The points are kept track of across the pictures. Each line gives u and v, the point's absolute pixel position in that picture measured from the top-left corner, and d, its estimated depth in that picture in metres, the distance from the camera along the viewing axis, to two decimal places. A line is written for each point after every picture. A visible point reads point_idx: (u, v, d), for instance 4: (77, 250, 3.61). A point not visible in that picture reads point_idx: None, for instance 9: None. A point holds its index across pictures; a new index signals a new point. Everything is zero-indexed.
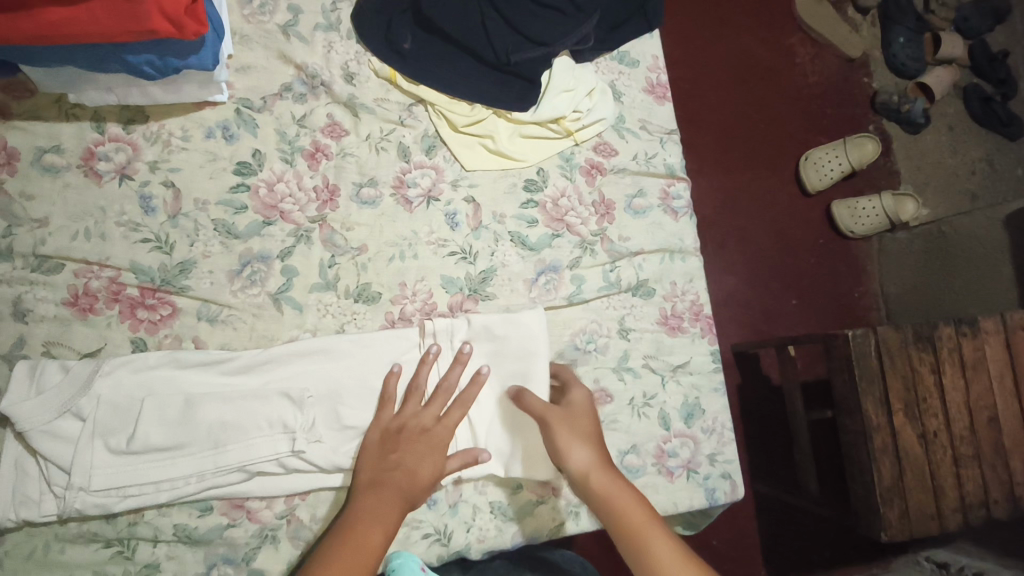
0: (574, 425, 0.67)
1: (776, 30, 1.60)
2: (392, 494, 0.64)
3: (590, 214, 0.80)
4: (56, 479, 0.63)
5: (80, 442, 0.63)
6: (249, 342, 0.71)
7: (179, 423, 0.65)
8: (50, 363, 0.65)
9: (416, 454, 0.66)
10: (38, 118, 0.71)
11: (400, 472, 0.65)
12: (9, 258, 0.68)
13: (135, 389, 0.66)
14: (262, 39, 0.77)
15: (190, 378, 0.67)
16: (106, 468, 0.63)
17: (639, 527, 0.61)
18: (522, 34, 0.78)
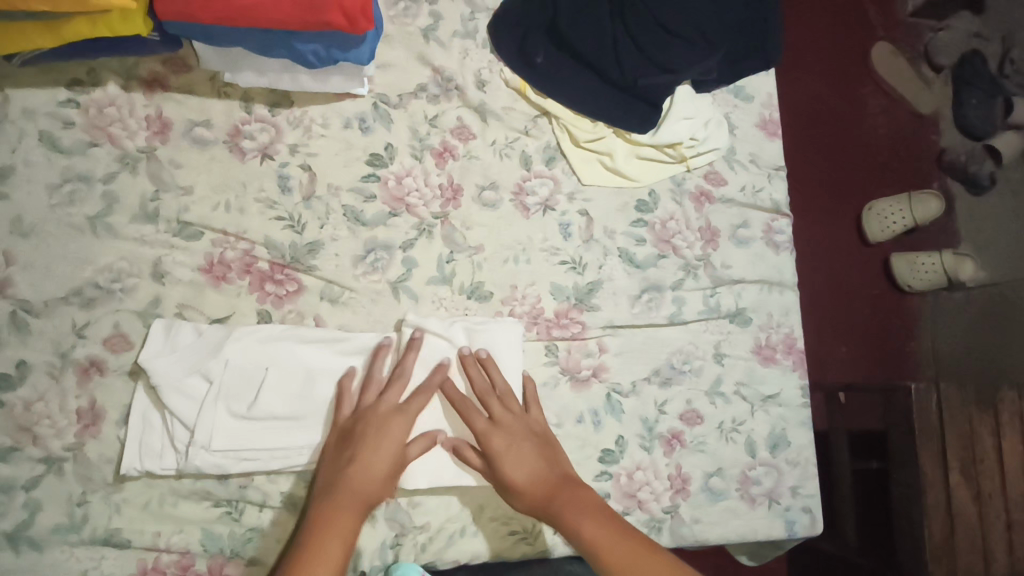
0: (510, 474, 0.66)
1: (850, 80, 1.62)
2: (346, 499, 0.62)
3: (696, 239, 0.82)
4: (180, 435, 0.66)
5: (206, 403, 0.65)
6: (365, 326, 0.74)
7: (299, 395, 0.68)
8: (187, 324, 0.69)
9: (365, 459, 0.64)
10: (192, 93, 0.75)
11: (351, 476, 0.63)
12: (153, 220, 0.72)
13: (257, 357, 0.68)
14: (404, 40, 0.80)
15: (310, 354, 0.70)
16: (227, 430, 0.65)
17: (596, 541, 0.60)
18: (650, 60, 0.80)
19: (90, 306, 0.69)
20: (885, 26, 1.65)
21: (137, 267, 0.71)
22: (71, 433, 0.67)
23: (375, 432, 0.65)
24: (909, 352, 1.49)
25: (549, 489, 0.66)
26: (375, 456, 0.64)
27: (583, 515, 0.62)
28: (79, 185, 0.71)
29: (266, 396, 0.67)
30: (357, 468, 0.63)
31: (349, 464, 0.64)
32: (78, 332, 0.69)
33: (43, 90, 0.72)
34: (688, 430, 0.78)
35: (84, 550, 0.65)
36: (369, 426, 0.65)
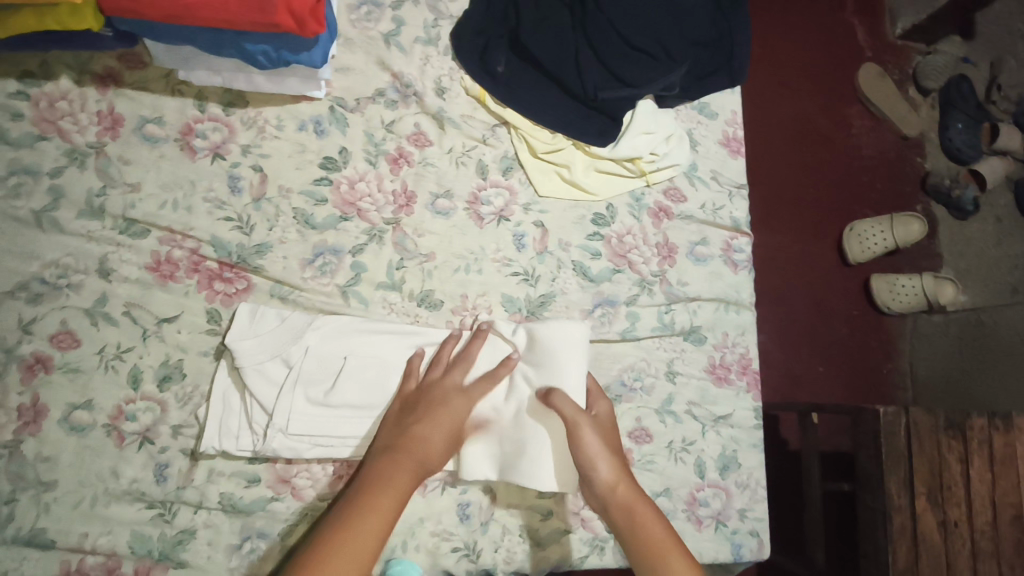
0: (604, 437, 0.69)
1: (835, 100, 1.62)
2: (408, 463, 0.63)
3: (652, 254, 0.82)
4: (257, 417, 0.68)
5: (284, 387, 0.68)
6: None
7: (373, 385, 0.70)
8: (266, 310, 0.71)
9: (435, 434, 0.66)
10: (145, 90, 0.74)
11: (416, 443, 0.65)
12: (100, 217, 0.71)
13: (336, 344, 0.71)
14: (365, 45, 0.80)
15: (385, 344, 0.72)
16: (303, 415, 0.67)
17: (663, 543, 0.62)
18: (612, 73, 0.80)
19: (36, 301, 0.69)
20: (872, 48, 1.65)
21: (83, 263, 0.70)
22: (9, 429, 0.66)
23: (441, 405, 0.67)
24: (886, 373, 1.48)
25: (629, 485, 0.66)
26: (431, 429, 0.66)
27: (653, 514, 0.64)
28: (26, 178, 0.70)
29: (344, 383, 0.70)
30: (424, 441, 0.65)
31: (417, 430, 0.65)
32: (23, 327, 0.68)
33: None
34: (636, 449, 0.77)
35: (6, 549, 0.64)
36: (437, 399, 0.68)
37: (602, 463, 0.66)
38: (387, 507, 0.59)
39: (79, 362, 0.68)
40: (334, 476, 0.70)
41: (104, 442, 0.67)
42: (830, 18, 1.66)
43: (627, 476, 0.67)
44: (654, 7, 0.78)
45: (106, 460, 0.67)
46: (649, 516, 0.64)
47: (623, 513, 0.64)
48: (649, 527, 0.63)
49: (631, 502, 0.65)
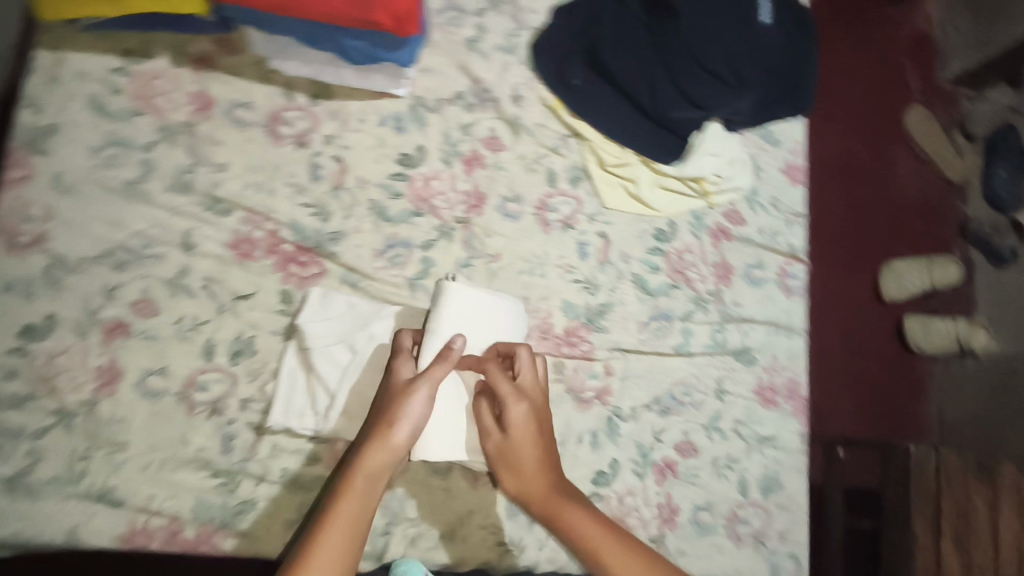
0: (513, 439, 0.67)
1: (880, 138, 1.63)
2: (353, 472, 0.60)
3: (709, 273, 0.83)
4: (321, 399, 0.71)
5: (348, 372, 0.71)
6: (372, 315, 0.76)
7: None
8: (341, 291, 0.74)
9: (376, 433, 0.62)
10: (238, 75, 0.77)
11: (360, 450, 0.61)
12: (187, 192, 0.74)
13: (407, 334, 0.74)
14: (448, 48, 0.82)
15: None
16: (364, 400, 0.71)
17: (587, 539, 0.63)
18: (684, 95, 0.81)
19: (120, 268, 0.71)
20: (921, 90, 1.67)
21: (168, 235, 0.73)
22: (87, 389, 0.69)
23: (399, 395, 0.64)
24: (913, 414, 1.48)
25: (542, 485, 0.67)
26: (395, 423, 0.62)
27: (576, 513, 0.65)
28: (120, 150, 0.73)
29: None
30: (364, 445, 0.62)
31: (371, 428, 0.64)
32: (107, 292, 0.71)
33: (98, 56, 0.74)
34: (681, 461, 0.78)
35: (77, 503, 0.66)
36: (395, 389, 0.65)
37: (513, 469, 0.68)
38: (340, 527, 0.56)
39: (157, 330, 0.71)
40: None
41: (174, 409, 0.70)
42: (882, 58, 1.68)
43: (551, 478, 0.67)
44: (732, 32, 0.79)
45: (175, 427, 0.70)
46: (574, 520, 0.64)
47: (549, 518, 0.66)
48: (579, 535, 0.64)
49: (558, 507, 0.66)
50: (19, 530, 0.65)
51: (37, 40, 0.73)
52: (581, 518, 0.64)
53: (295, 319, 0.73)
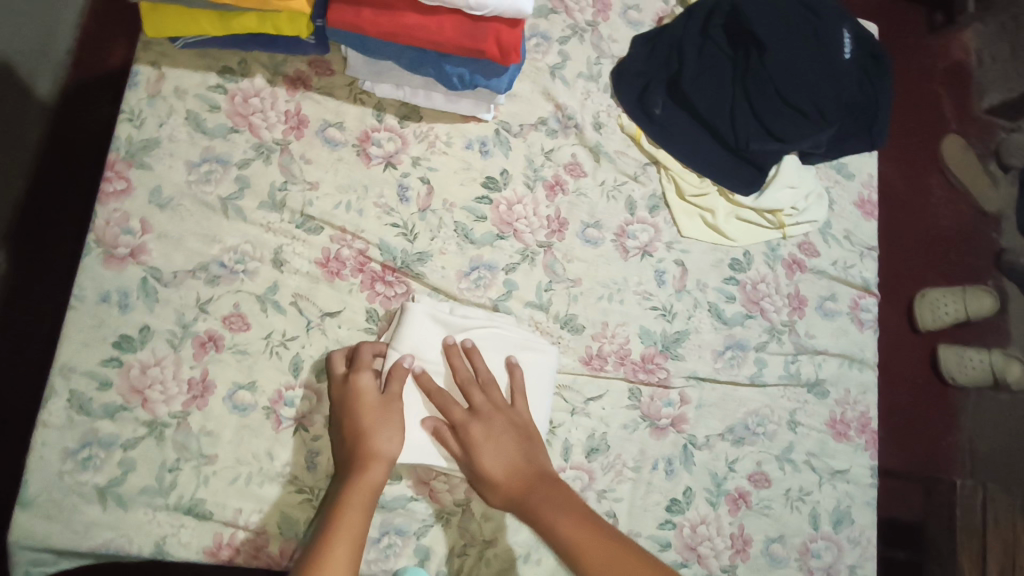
0: (478, 443, 0.67)
1: (919, 168, 1.62)
2: (355, 483, 0.62)
3: (783, 304, 0.84)
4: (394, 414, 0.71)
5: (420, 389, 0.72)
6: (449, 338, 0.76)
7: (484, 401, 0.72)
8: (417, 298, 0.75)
9: (364, 447, 0.64)
10: (331, 96, 0.79)
11: (355, 464, 0.64)
12: (279, 209, 0.75)
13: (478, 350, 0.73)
14: (532, 74, 0.83)
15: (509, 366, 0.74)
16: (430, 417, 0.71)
17: (575, 538, 0.61)
18: (765, 126, 0.82)
19: (213, 282, 0.72)
20: (960, 119, 1.66)
21: (260, 251, 0.73)
22: (178, 401, 0.68)
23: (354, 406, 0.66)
24: (948, 447, 1.46)
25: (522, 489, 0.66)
26: (376, 435, 0.65)
27: (558, 513, 0.63)
28: (216, 166, 0.74)
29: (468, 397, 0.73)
30: (357, 459, 0.64)
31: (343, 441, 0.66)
32: (200, 305, 0.71)
33: (197, 74, 0.76)
34: (755, 492, 0.79)
35: (166, 515, 0.66)
36: (349, 400, 0.66)
37: (490, 479, 0.66)
38: (344, 535, 0.58)
39: (247, 344, 0.71)
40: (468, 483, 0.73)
41: (262, 424, 0.70)
42: (924, 87, 1.66)
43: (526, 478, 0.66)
44: (814, 69, 0.80)
45: (262, 441, 0.70)
46: (556, 520, 0.63)
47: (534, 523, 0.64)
48: (565, 536, 0.61)
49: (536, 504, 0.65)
50: (108, 540, 0.64)
51: (139, 56, 0.75)
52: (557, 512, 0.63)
53: (380, 337, 0.74)
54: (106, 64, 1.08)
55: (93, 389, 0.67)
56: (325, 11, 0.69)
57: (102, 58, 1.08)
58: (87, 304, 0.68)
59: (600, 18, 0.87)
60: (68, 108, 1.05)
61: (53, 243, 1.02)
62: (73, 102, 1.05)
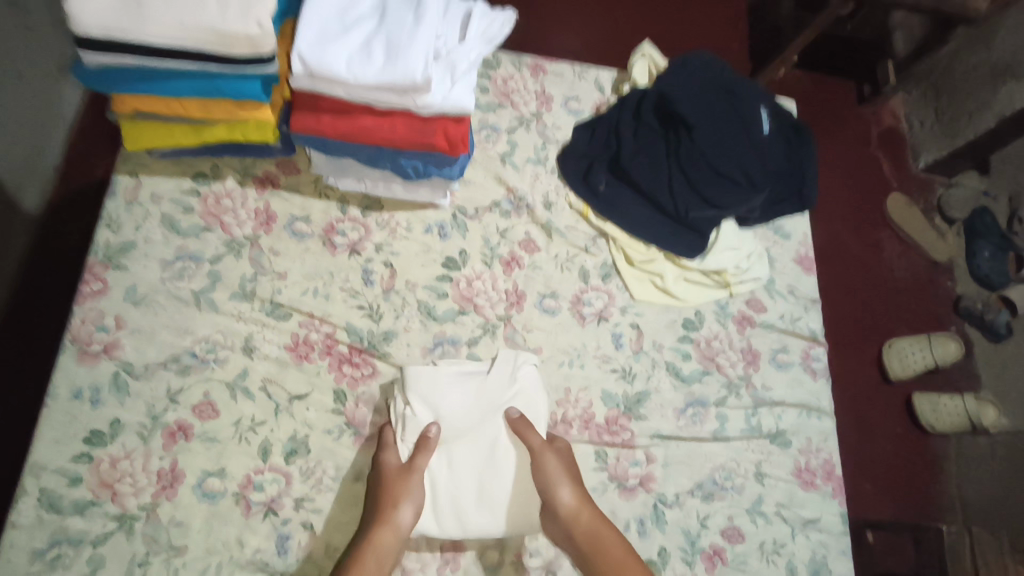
0: (563, 462, 0.74)
1: (867, 225, 1.72)
2: (364, 550, 0.66)
3: (738, 358, 0.88)
4: (442, 495, 0.73)
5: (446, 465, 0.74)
6: (447, 406, 0.75)
7: (486, 462, 0.75)
8: (526, 360, 0.80)
9: (379, 517, 0.68)
10: (298, 192, 0.85)
11: (369, 535, 0.67)
12: (249, 299, 0.79)
13: (476, 392, 0.77)
14: (484, 163, 0.91)
15: (454, 445, 0.75)
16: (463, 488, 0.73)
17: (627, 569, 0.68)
18: (700, 195, 0.88)
19: (184, 373, 0.74)
20: (898, 179, 1.79)
21: (231, 340, 0.77)
22: (148, 492, 0.69)
23: (397, 482, 0.70)
24: (935, 495, 1.47)
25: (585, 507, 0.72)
26: (398, 509, 0.69)
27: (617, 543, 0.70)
28: (189, 263, 0.79)
29: (473, 456, 0.75)
30: (371, 530, 0.67)
31: (376, 498, 0.70)
32: (171, 396, 0.73)
33: (173, 179, 0.82)
34: (729, 547, 0.79)
35: None
36: (392, 476, 0.71)
37: (563, 489, 0.71)
38: None
39: (216, 432, 0.73)
40: (441, 560, 0.73)
41: (232, 510, 0.70)
42: (860, 152, 1.79)
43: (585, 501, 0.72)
44: (739, 144, 0.88)
45: (233, 528, 0.70)
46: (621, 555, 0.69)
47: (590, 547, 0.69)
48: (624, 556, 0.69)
49: (594, 523, 0.71)
50: None
51: (119, 168, 0.81)
52: (617, 538, 0.71)
53: (349, 417, 0.76)
54: (91, 178, 1.15)
55: (63, 486, 0.67)
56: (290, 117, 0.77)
57: (90, 171, 1.16)
58: (60, 402, 0.70)
59: (544, 109, 0.96)
60: (53, 221, 1.11)
61: (32, 352, 1.04)
62: (59, 214, 1.11)
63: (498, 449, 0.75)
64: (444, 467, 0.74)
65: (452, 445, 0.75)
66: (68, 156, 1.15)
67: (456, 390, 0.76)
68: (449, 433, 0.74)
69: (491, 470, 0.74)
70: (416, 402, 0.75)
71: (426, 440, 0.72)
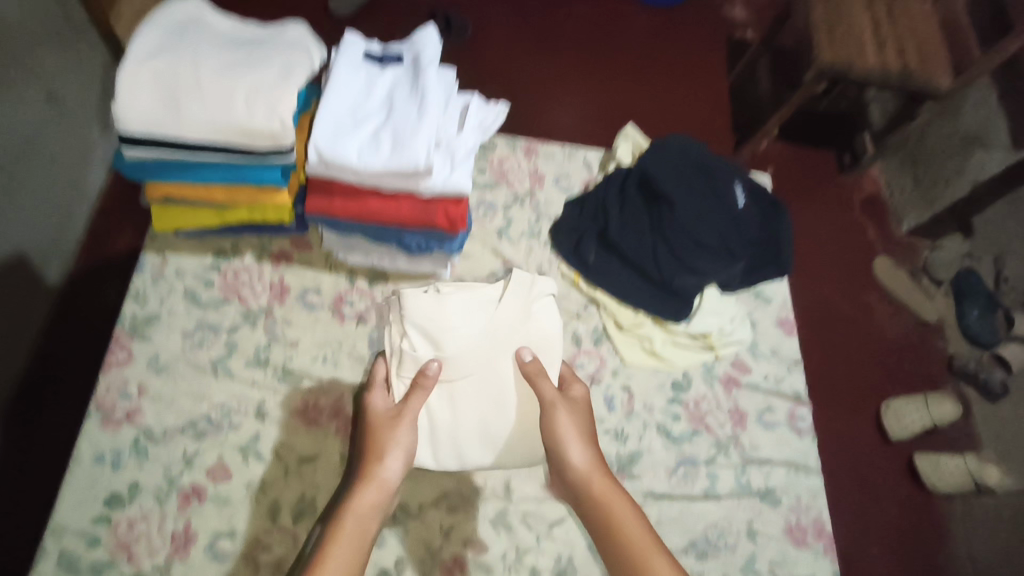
0: (579, 424, 0.81)
1: (855, 287, 1.78)
2: (353, 497, 0.72)
3: (726, 419, 0.92)
4: (444, 424, 0.82)
5: (449, 397, 0.83)
6: (451, 336, 0.82)
7: (487, 398, 0.83)
8: (544, 290, 0.87)
9: (366, 466, 0.74)
10: (310, 266, 0.92)
11: (355, 485, 0.73)
12: (262, 366, 0.84)
13: (482, 324, 0.83)
14: (482, 237, 0.99)
15: (459, 380, 0.83)
16: (465, 418, 0.83)
17: (628, 528, 0.73)
18: (684, 262, 0.94)
19: (200, 437, 0.79)
20: (882, 243, 1.86)
21: (244, 406, 0.81)
22: (162, 554, 0.72)
23: (380, 430, 0.77)
24: (942, 559, 1.46)
25: (598, 470, 0.78)
26: (385, 459, 0.75)
27: (626, 506, 0.75)
28: (208, 333, 0.85)
29: (474, 390, 0.83)
30: (359, 481, 0.73)
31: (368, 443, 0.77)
32: (186, 460, 0.77)
33: (195, 256, 0.89)
34: None
35: None
36: (378, 424, 0.78)
37: (575, 449, 0.78)
38: (341, 557, 0.67)
39: (228, 494, 0.76)
40: None
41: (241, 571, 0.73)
42: (843, 217, 1.88)
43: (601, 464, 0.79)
44: (716, 214, 0.95)
45: None
46: (625, 517, 0.74)
47: (598, 509, 0.75)
48: (633, 521, 0.74)
49: (604, 488, 0.76)
50: None
51: (147, 247, 0.89)
52: (624, 502, 0.76)
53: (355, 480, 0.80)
54: (108, 250, 1.31)
55: (82, 547, 0.71)
56: (306, 198, 0.85)
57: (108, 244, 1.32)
58: (83, 466, 0.74)
59: (537, 187, 1.05)
60: (72, 292, 1.25)
61: (51, 413, 1.16)
62: (79, 284, 1.26)
63: (499, 382, 0.84)
64: (445, 405, 0.83)
65: (453, 380, 0.83)
66: (88, 229, 1.31)
67: (463, 321, 0.83)
68: (453, 370, 0.82)
69: (489, 405, 0.83)
70: (418, 331, 0.82)
71: (424, 378, 0.80)
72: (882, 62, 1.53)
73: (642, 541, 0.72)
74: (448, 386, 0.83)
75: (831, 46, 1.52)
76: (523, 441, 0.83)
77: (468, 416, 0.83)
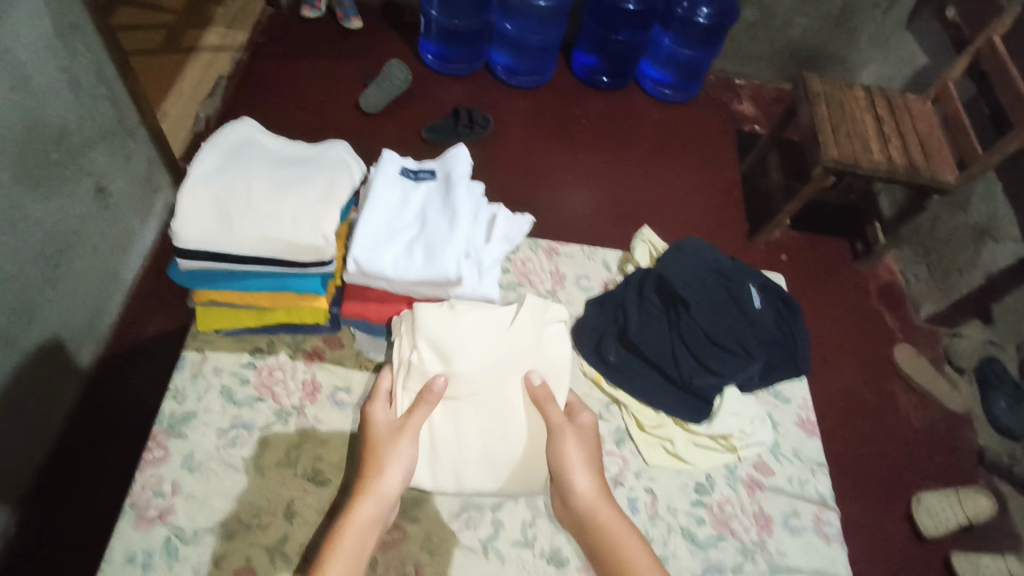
0: (585, 449, 0.83)
1: (877, 374, 1.76)
2: (350, 510, 0.73)
3: (751, 523, 0.91)
4: (444, 445, 0.84)
5: (452, 416, 0.85)
6: (460, 356, 0.85)
7: (492, 421, 0.85)
8: (554, 316, 0.92)
9: (365, 478, 0.76)
10: (341, 365, 0.96)
11: (353, 497, 0.74)
12: (293, 464, 0.86)
13: (490, 344, 0.87)
14: None
15: (464, 401, 0.85)
16: (467, 442, 0.84)
17: (631, 558, 0.73)
18: (703, 364, 0.98)
19: (229, 538, 0.80)
20: (902, 329, 1.85)
21: (273, 506, 0.83)
22: None
23: (383, 445, 0.79)
24: None
25: (602, 497, 0.79)
26: (384, 473, 0.76)
27: (631, 535, 0.76)
28: (242, 430, 0.88)
29: (479, 409, 0.85)
30: (357, 492, 0.75)
31: (370, 456, 0.78)
32: (214, 562, 0.78)
33: (233, 354, 0.94)
34: None
35: None
36: (380, 439, 0.79)
37: (579, 476, 0.80)
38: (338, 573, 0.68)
39: None
40: None
41: None
42: (859, 304, 1.89)
43: (605, 492, 0.80)
44: (732, 319, 1.01)
45: None
46: (629, 547, 0.75)
47: (601, 536, 0.76)
48: (638, 551, 0.74)
49: (607, 516, 0.78)
50: None
51: (188, 344, 0.93)
52: (629, 532, 0.76)
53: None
54: (140, 332, 1.40)
55: None
56: (342, 300, 0.90)
57: (142, 327, 1.40)
58: (115, 565, 0.76)
59: (558, 287, 1.10)
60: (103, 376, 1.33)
61: (79, 495, 1.20)
62: (110, 366, 1.34)
63: (503, 404, 0.85)
64: (449, 423, 0.84)
65: (456, 397, 0.85)
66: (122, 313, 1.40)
67: (472, 340, 0.86)
68: (457, 387, 0.85)
69: (492, 427, 0.85)
70: (426, 348, 0.85)
71: (430, 393, 0.82)
72: (888, 158, 1.60)
73: (647, 568, 0.73)
74: (450, 402, 0.85)
75: (835, 145, 1.59)
76: (526, 469, 0.84)
77: (472, 437, 0.84)
